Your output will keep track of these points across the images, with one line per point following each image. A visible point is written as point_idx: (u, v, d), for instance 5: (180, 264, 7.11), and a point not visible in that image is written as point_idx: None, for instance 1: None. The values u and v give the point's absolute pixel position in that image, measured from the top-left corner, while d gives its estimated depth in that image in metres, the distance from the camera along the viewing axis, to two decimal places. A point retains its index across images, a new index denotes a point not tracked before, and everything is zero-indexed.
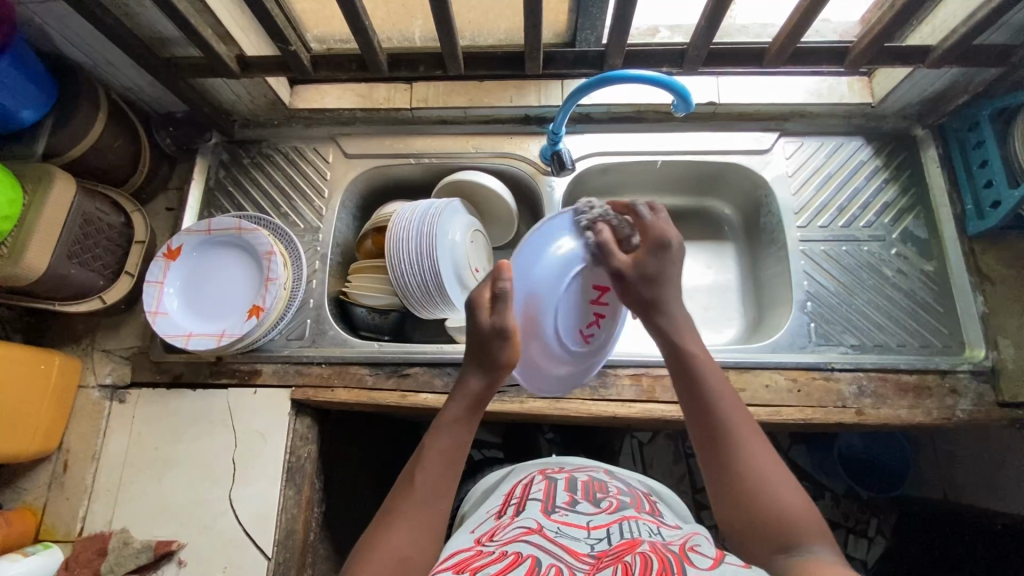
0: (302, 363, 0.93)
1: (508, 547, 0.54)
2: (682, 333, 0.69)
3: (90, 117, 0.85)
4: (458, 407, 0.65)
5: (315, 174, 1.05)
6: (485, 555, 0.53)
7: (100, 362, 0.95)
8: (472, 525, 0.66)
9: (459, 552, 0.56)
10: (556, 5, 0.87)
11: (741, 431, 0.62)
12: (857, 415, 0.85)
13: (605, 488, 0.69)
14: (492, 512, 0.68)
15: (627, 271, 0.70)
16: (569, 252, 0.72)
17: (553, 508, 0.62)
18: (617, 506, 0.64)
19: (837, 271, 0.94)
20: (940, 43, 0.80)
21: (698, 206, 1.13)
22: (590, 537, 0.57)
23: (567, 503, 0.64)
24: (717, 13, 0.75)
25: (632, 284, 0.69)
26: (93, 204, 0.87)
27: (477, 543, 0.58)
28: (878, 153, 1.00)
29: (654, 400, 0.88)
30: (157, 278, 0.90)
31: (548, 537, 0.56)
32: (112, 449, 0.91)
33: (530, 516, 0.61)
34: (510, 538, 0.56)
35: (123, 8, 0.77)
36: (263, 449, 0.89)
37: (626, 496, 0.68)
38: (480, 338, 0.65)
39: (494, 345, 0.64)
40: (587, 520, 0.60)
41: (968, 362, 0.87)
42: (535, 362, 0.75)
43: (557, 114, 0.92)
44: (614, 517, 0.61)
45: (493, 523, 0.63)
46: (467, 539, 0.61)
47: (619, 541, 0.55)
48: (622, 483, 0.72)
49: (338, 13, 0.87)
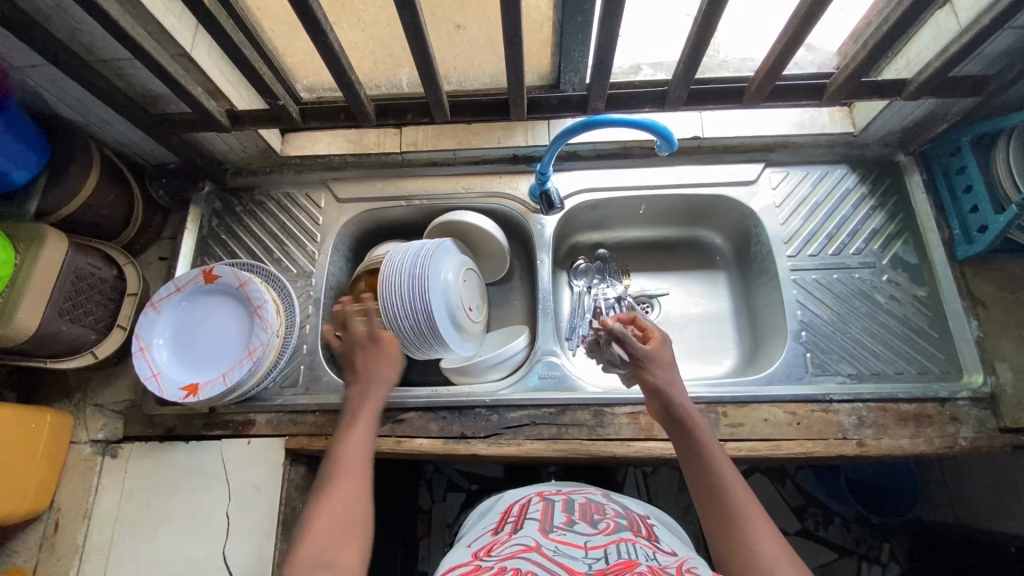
0: (295, 411, 0.92)
1: (507, 562, 0.53)
2: (684, 400, 0.72)
3: (82, 174, 0.86)
4: (361, 399, 0.74)
5: (307, 219, 1.06)
6: (486, 570, 0.53)
7: (93, 417, 0.94)
8: (468, 542, 0.65)
9: (458, 567, 0.56)
10: (539, 50, 0.88)
11: (745, 509, 0.60)
12: (859, 447, 0.84)
13: (602, 510, 0.67)
14: (488, 530, 0.67)
15: (644, 357, 0.76)
16: (442, 253, 0.95)
17: (551, 529, 0.61)
18: (614, 527, 0.62)
19: (830, 300, 0.94)
20: (916, 76, 0.81)
21: (688, 237, 1.14)
22: (588, 556, 0.54)
23: (565, 524, 0.62)
24: (694, 58, 0.77)
25: (643, 366, 0.76)
26: (85, 260, 0.87)
27: (475, 558, 0.57)
28: (863, 180, 1.01)
29: (653, 438, 0.86)
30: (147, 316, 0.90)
31: (547, 555, 0.54)
32: (105, 507, 0.89)
33: (528, 536, 0.59)
34: (508, 554, 0.55)
35: (112, 68, 0.78)
36: (258, 503, 0.87)
37: (623, 518, 0.66)
38: (355, 343, 0.80)
39: (368, 349, 0.79)
40: (584, 541, 0.58)
41: (967, 389, 0.86)
42: (434, 341, 0.92)
43: (545, 155, 0.94)
44: (611, 538, 0.59)
45: (490, 540, 0.62)
46: (465, 555, 0.60)
47: (617, 560, 0.53)
48: (618, 505, 0.70)
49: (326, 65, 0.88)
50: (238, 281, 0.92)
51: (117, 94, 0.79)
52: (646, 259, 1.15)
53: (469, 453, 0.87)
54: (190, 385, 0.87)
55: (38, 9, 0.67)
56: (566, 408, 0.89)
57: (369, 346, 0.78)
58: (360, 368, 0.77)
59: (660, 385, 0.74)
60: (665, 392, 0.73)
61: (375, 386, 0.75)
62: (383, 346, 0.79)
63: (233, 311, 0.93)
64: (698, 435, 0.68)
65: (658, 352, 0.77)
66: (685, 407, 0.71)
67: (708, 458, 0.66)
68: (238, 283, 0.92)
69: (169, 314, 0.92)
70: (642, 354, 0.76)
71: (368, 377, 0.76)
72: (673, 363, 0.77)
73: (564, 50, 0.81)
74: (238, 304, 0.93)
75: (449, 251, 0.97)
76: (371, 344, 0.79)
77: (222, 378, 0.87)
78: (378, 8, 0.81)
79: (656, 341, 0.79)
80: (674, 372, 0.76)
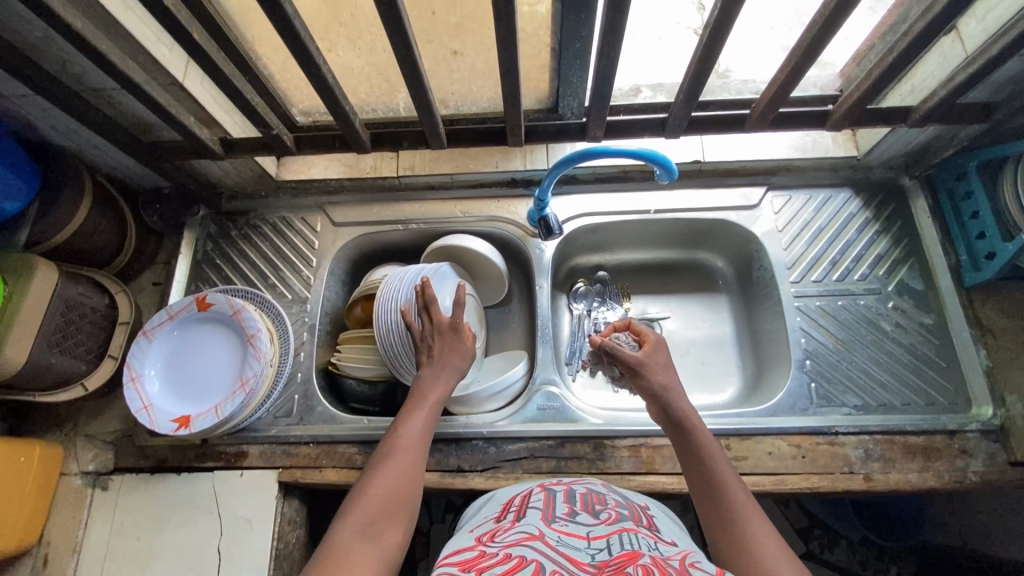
0: (289, 442, 0.90)
1: (512, 549, 0.50)
2: (683, 403, 0.73)
3: (74, 203, 0.85)
4: (429, 385, 0.76)
5: (303, 243, 1.04)
6: (490, 556, 0.50)
7: (84, 448, 0.93)
8: (468, 529, 0.63)
9: (461, 551, 0.53)
10: (537, 75, 0.85)
11: (745, 511, 0.60)
12: (865, 482, 0.82)
13: (603, 500, 0.63)
14: (489, 517, 0.64)
15: (639, 364, 0.77)
16: (440, 275, 0.95)
17: (553, 518, 0.57)
18: (616, 518, 0.59)
19: (834, 328, 0.93)
20: (921, 104, 0.79)
21: (689, 259, 1.12)
22: (590, 547, 0.52)
23: (567, 514, 0.59)
24: (694, 89, 0.76)
25: (638, 371, 0.76)
26: (76, 289, 0.85)
27: (478, 543, 0.55)
28: (868, 205, 0.99)
29: (654, 472, 0.84)
30: (141, 344, 0.89)
31: (550, 543, 0.51)
32: (95, 540, 0.87)
33: (531, 524, 0.56)
34: (512, 542, 0.52)
35: (104, 99, 0.77)
36: (250, 537, 0.85)
37: (624, 509, 0.62)
38: (438, 327, 0.82)
39: (451, 335, 0.82)
40: (586, 531, 0.55)
41: (976, 421, 0.84)
42: None
43: (544, 181, 0.93)
44: (613, 528, 0.56)
45: (493, 527, 0.60)
46: (466, 540, 0.58)
47: (620, 552, 0.50)
48: (619, 494, 0.67)
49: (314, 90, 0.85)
50: (232, 309, 0.90)
51: (108, 124, 0.78)
52: (647, 281, 1.13)
53: (466, 487, 0.85)
54: (182, 417, 0.86)
55: (27, 43, 0.66)
56: (565, 440, 0.87)
57: (449, 334, 0.82)
58: (438, 352, 0.80)
59: (660, 389, 0.74)
60: (663, 395, 0.74)
61: (449, 371, 0.79)
62: (462, 336, 0.83)
63: (227, 338, 0.91)
64: (699, 437, 0.68)
65: (654, 355, 0.78)
66: (687, 410, 0.72)
67: (708, 460, 0.65)
68: (230, 310, 0.90)
69: (162, 344, 0.91)
70: (636, 360, 0.77)
71: (444, 360, 0.80)
72: (669, 365, 0.78)
73: (562, 76, 0.78)
74: (232, 330, 0.92)
75: (448, 274, 0.97)
76: (452, 332, 0.82)
77: (215, 411, 0.85)
78: (373, 34, 0.79)
79: (651, 345, 0.80)
80: (671, 375, 0.77)
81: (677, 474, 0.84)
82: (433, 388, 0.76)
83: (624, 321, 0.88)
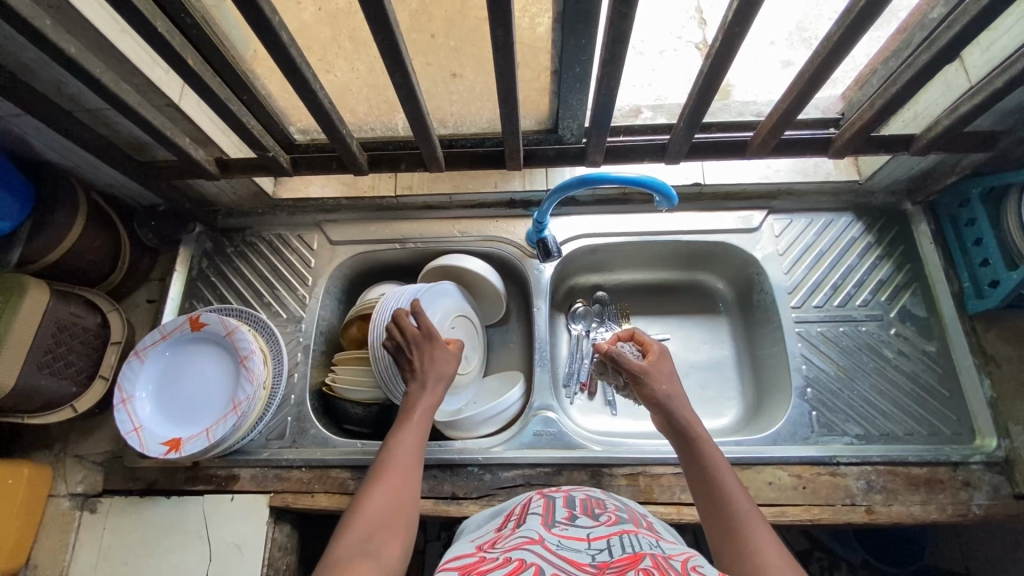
0: (282, 466, 0.89)
1: (512, 554, 0.47)
2: (687, 413, 0.71)
3: (67, 222, 0.84)
4: (416, 396, 0.75)
5: (299, 261, 1.03)
6: (490, 561, 0.47)
7: (72, 469, 0.91)
8: (467, 539, 0.59)
9: (458, 559, 0.50)
10: (537, 97, 0.82)
11: (749, 523, 0.58)
12: (867, 514, 0.80)
13: (602, 504, 0.60)
14: (491, 526, 0.61)
15: (641, 374, 0.76)
16: (438, 290, 0.95)
17: (553, 523, 0.54)
18: (616, 520, 0.56)
19: (835, 355, 0.91)
20: (924, 133, 0.78)
21: (688, 280, 1.11)
22: (591, 548, 0.48)
23: (566, 518, 0.55)
24: (694, 117, 0.74)
25: (641, 381, 0.75)
26: (68, 309, 0.84)
27: (479, 550, 0.52)
28: (869, 229, 0.98)
29: (652, 502, 0.83)
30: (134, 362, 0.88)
31: (550, 548, 0.48)
32: (80, 564, 0.86)
33: (530, 529, 0.53)
34: (512, 546, 0.49)
35: (98, 120, 0.77)
36: (239, 563, 0.83)
37: (624, 512, 0.59)
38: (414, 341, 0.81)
39: (428, 346, 0.81)
40: (587, 533, 0.52)
41: (980, 453, 0.83)
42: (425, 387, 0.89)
43: (543, 204, 0.92)
44: (613, 530, 0.53)
45: (493, 535, 0.56)
46: (467, 547, 0.55)
47: (622, 554, 0.47)
48: (618, 501, 0.63)
49: (304, 107, 0.83)
50: (226, 329, 0.89)
51: (103, 145, 0.77)
52: (647, 301, 1.12)
53: (461, 514, 0.83)
54: (173, 440, 0.84)
55: (23, 68, 0.66)
56: (562, 467, 0.86)
57: (425, 344, 0.81)
58: (420, 364, 0.79)
59: (662, 398, 0.73)
60: (669, 405, 0.72)
61: (436, 381, 0.78)
62: (437, 342, 0.82)
63: (219, 357, 0.90)
64: (702, 448, 0.66)
65: (656, 366, 0.77)
66: (691, 419, 0.70)
67: (714, 472, 0.63)
68: (223, 331, 0.89)
69: (154, 364, 0.90)
70: (641, 369, 0.76)
71: (430, 370, 0.79)
72: (673, 375, 0.77)
73: (562, 98, 0.75)
74: (225, 351, 0.90)
75: (443, 288, 0.96)
76: (426, 340, 0.81)
77: (206, 433, 0.84)
78: (371, 58, 0.78)
79: (655, 354, 0.80)
80: (675, 384, 0.76)
81: (674, 504, 0.82)
82: (419, 396, 0.75)
83: (624, 334, 0.86)
